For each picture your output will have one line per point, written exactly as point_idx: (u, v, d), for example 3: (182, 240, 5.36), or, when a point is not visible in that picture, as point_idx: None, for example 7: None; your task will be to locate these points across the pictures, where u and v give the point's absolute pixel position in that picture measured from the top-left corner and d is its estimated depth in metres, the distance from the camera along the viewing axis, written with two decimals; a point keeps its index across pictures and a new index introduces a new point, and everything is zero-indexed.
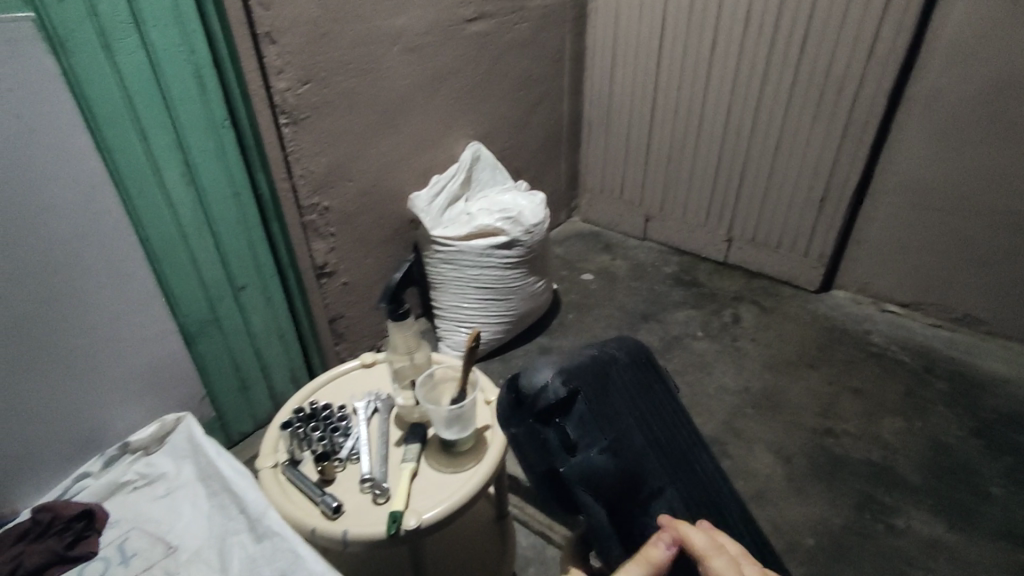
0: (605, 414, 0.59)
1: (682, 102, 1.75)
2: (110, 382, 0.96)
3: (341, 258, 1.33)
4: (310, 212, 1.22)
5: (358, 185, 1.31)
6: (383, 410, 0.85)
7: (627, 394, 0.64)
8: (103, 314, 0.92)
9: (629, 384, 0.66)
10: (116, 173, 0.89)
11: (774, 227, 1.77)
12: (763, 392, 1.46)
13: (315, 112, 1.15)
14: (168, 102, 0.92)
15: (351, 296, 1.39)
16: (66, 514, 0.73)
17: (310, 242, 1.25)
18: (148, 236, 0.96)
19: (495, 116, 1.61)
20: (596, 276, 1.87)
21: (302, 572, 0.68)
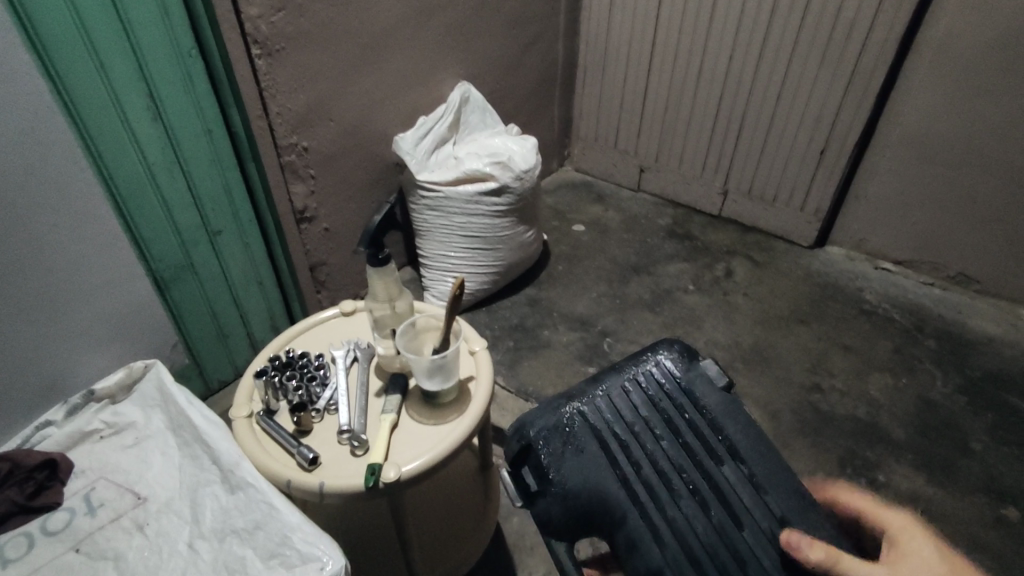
0: (568, 457, 0.66)
1: (682, 45, 1.65)
2: (75, 331, 0.88)
3: (322, 202, 1.27)
4: (287, 152, 1.16)
5: (339, 126, 1.23)
6: (363, 359, 0.82)
7: (619, 427, 0.69)
8: (63, 256, 0.84)
9: (629, 417, 0.69)
10: (72, 103, 0.82)
11: (771, 180, 1.72)
12: (752, 347, 1.44)
13: (290, 43, 1.07)
14: (126, 26, 0.84)
15: (333, 243, 1.34)
16: (28, 464, 0.70)
17: (288, 185, 1.19)
18: (111, 174, 0.90)
19: (484, 54, 1.51)
20: (587, 227, 1.82)
21: (277, 523, 0.64)
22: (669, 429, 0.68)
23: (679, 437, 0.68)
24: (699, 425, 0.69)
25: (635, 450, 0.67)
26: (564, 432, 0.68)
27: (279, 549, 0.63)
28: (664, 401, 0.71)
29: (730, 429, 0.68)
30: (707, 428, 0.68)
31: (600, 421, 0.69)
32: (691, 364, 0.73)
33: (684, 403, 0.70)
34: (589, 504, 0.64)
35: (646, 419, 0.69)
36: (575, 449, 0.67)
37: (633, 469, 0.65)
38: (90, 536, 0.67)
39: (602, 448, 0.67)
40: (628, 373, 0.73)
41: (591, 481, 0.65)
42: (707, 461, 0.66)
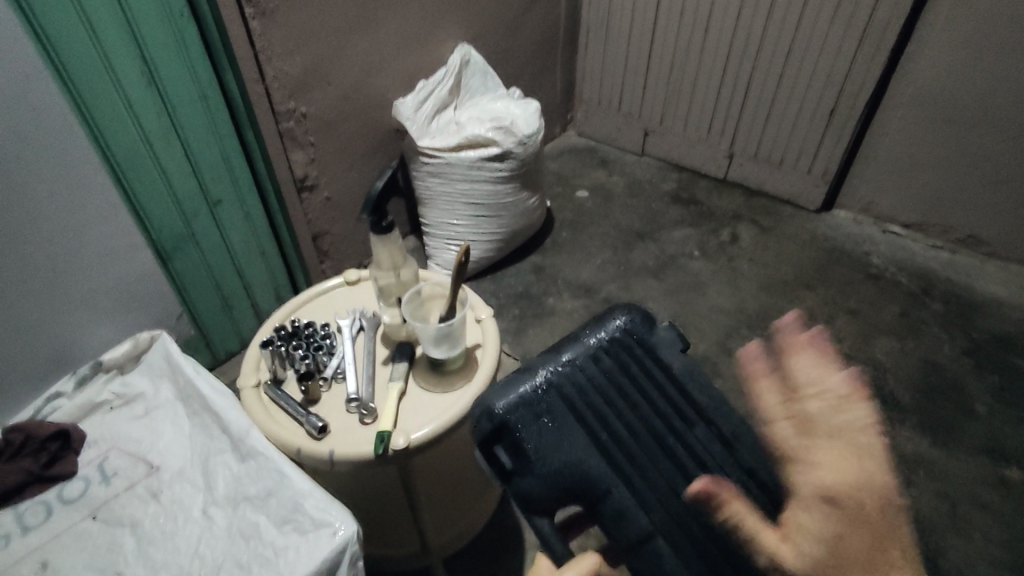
0: (547, 430, 0.54)
1: (688, 3, 1.60)
2: (82, 304, 0.88)
3: (323, 170, 1.25)
4: (286, 119, 1.13)
5: (337, 91, 1.21)
6: (368, 328, 0.82)
7: (593, 394, 0.58)
8: (65, 229, 0.83)
9: (599, 385, 0.59)
10: (64, 68, 0.80)
11: (778, 143, 1.69)
12: (757, 312, 1.44)
13: (285, 5, 1.03)
14: None
15: (334, 212, 1.32)
16: (41, 434, 0.70)
17: (288, 153, 1.17)
18: (108, 144, 0.89)
19: (485, 14, 1.47)
20: (591, 193, 1.80)
21: (288, 490, 0.65)
22: (642, 398, 0.59)
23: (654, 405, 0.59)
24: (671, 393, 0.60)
25: (612, 421, 0.57)
26: (536, 405, 0.55)
27: (291, 515, 0.63)
28: (631, 365, 0.61)
29: (697, 393, 0.60)
30: (681, 394, 0.60)
31: (573, 390, 0.58)
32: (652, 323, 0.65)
33: (651, 367, 0.61)
34: (573, 485, 0.53)
35: (617, 388, 0.59)
36: (552, 423, 0.55)
37: (616, 443, 0.55)
38: (106, 505, 0.67)
39: (580, 420, 0.56)
40: (590, 336, 0.62)
41: (577, 454, 0.54)
42: (688, 431, 0.58)
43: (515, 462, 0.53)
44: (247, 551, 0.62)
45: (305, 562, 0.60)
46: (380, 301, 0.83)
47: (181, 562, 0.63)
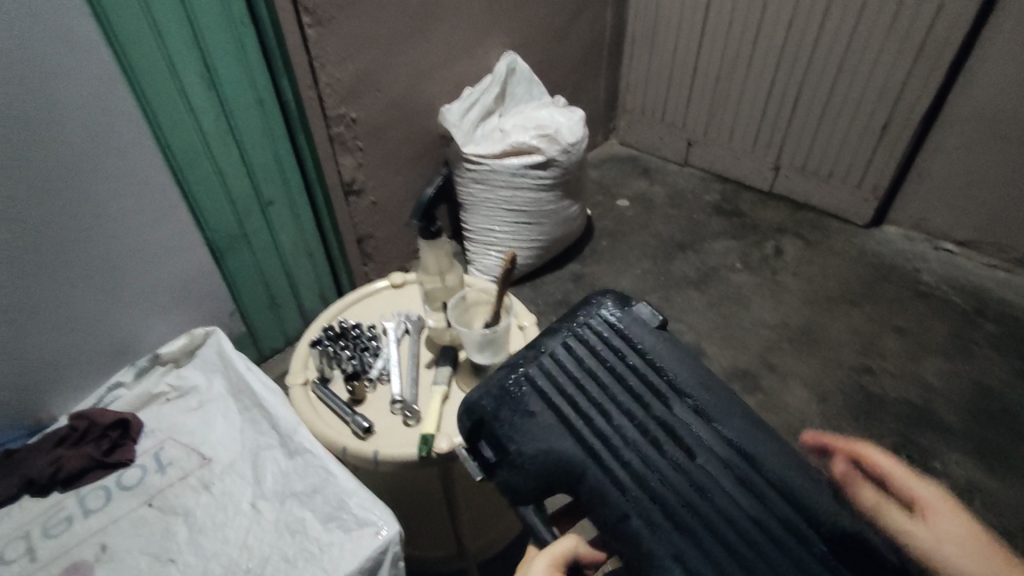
0: (518, 420, 0.57)
1: (737, 13, 1.58)
2: (141, 296, 0.92)
3: (370, 174, 1.28)
4: (336, 123, 1.16)
5: (386, 97, 1.23)
6: (413, 331, 0.83)
7: (566, 382, 0.59)
8: (128, 224, 0.87)
9: (573, 369, 0.60)
10: (133, 72, 0.83)
11: (827, 156, 1.65)
12: (801, 328, 1.40)
13: (341, 13, 1.06)
14: None
15: (379, 215, 1.35)
16: (101, 422, 0.74)
17: (337, 156, 1.20)
18: (170, 145, 0.92)
19: (532, 23, 1.48)
20: (632, 202, 1.79)
21: (334, 488, 0.66)
22: (614, 382, 0.59)
23: (626, 387, 0.58)
24: (642, 374, 0.59)
25: (585, 407, 0.57)
26: (508, 400, 0.59)
27: (337, 511, 0.64)
28: (601, 351, 0.61)
29: (671, 369, 0.58)
30: (654, 375, 0.59)
31: (545, 381, 0.60)
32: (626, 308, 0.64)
33: (624, 350, 0.61)
34: (543, 472, 0.55)
35: (590, 374, 0.60)
36: (521, 416, 0.57)
37: (586, 426, 0.56)
38: (162, 492, 0.70)
39: (550, 410, 0.57)
40: (562, 328, 0.64)
41: (548, 440, 0.55)
42: (661, 410, 0.56)
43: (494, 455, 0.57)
44: (293, 545, 0.64)
45: (349, 559, 0.61)
46: (425, 306, 0.84)
47: (231, 552, 0.64)
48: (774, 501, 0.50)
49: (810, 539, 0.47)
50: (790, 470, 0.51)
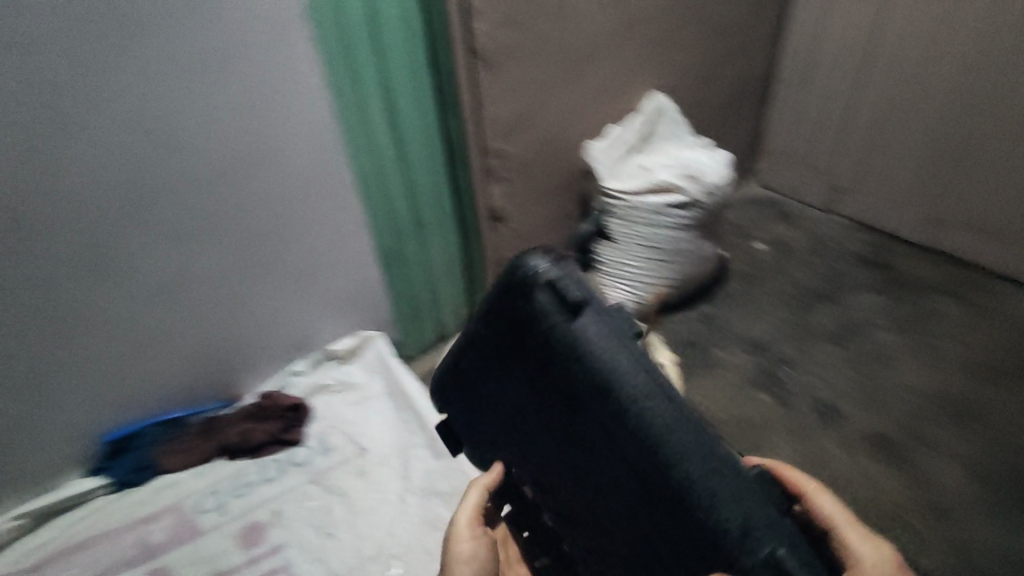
0: (468, 390, 0.72)
1: (905, 58, 1.50)
2: (321, 296, 1.09)
3: (515, 204, 1.35)
4: (492, 155, 1.25)
5: (538, 132, 1.30)
6: None
7: (491, 359, 0.67)
8: (320, 236, 1.05)
9: (494, 346, 0.66)
10: (335, 105, 0.96)
11: (1002, 212, 1.49)
12: (962, 399, 1.26)
13: (508, 56, 1.16)
14: (379, 39, 0.96)
15: (518, 242, 1.42)
16: None
17: (488, 185, 1.29)
18: (353, 169, 1.03)
19: (681, 65, 1.50)
20: (769, 247, 1.72)
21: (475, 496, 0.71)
22: (552, 378, 0.62)
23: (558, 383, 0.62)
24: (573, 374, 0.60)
25: (524, 396, 0.66)
26: (471, 383, 0.71)
27: None
28: (539, 346, 0.62)
29: (579, 355, 0.59)
30: (584, 374, 0.59)
31: (495, 368, 0.67)
32: (545, 282, 0.60)
33: (552, 342, 0.60)
34: (495, 435, 0.72)
35: (529, 367, 0.64)
36: (481, 398, 0.70)
37: (528, 412, 0.66)
38: None
39: (499, 395, 0.68)
40: (498, 316, 0.64)
41: (497, 413, 0.70)
42: (592, 413, 0.60)
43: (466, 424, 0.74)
44: None
45: None
46: None
47: None
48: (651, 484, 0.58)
49: (677, 522, 0.57)
50: (685, 467, 0.56)
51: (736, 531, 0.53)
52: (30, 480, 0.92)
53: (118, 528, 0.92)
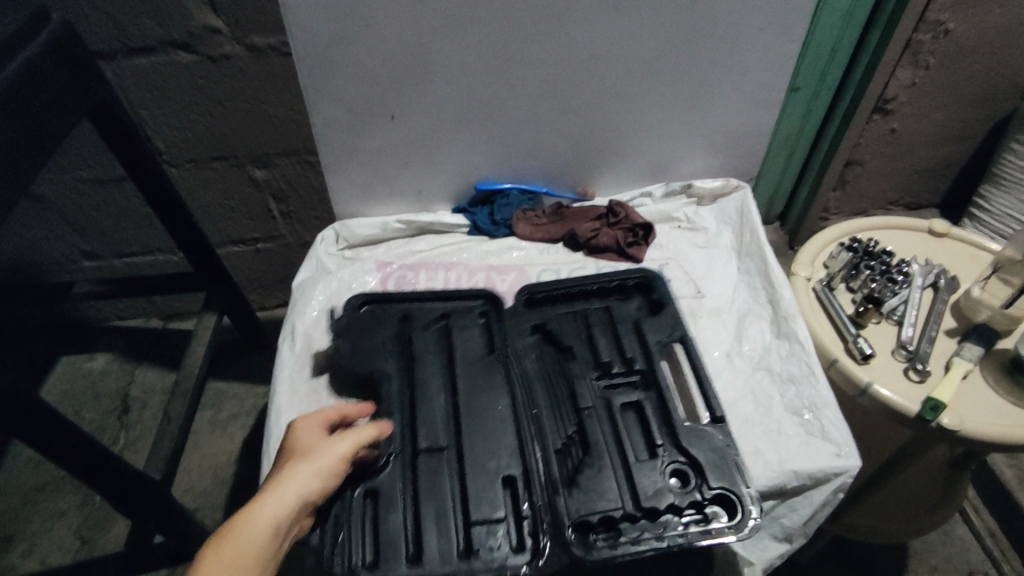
0: (558, 317, 0.69)
1: None
2: None
3: (914, 98, 1.10)
4: (926, 30, 0.99)
5: (1002, 17, 1.00)
6: (942, 289, 0.73)
7: (602, 322, 0.69)
8: None
9: (611, 321, 0.69)
10: None
11: None
12: None
13: None
14: None
15: (886, 146, 1.19)
16: (635, 220, 0.81)
17: (897, 66, 1.04)
18: None
19: None
20: None
21: (808, 390, 0.64)
22: (483, 388, 0.63)
23: (629, 369, 0.65)
24: (635, 350, 0.66)
25: (434, 367, 0.65)
26: (568, 319, 0.69)
27: (805, 411, 0.62)
28: (630, 330, 0.68)
29: (659, 367, 0.64)
30: (543, 392, 0.63)
31: (659, 312, 0.69)
32: (651, 339, 0.66)
33: (568, 357, 0.66)
34: (549, 364, 0.66)
35: (468, 361, 0.65)
36: (568, 323, 0.69)
37: (592, 362, 0.65)
38: None
39: (574, 326, 0.69)
40: (616, 275, 0.73)
41: (575, 352, 0.66)
42: (628, 394, 0.63)
43: (528, 322, 0.68)
44: (756, 414, 0.63)
45: (805, 463, 0.58)
46: (987, 276, 0.71)
47: None
48: (588, 478, 0.57)
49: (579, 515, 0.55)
50: (608, 488, 0.56)
51: (613, 508, 0.55)
52: (402, 192, 0.82)
53: (468, 267, 0.79)
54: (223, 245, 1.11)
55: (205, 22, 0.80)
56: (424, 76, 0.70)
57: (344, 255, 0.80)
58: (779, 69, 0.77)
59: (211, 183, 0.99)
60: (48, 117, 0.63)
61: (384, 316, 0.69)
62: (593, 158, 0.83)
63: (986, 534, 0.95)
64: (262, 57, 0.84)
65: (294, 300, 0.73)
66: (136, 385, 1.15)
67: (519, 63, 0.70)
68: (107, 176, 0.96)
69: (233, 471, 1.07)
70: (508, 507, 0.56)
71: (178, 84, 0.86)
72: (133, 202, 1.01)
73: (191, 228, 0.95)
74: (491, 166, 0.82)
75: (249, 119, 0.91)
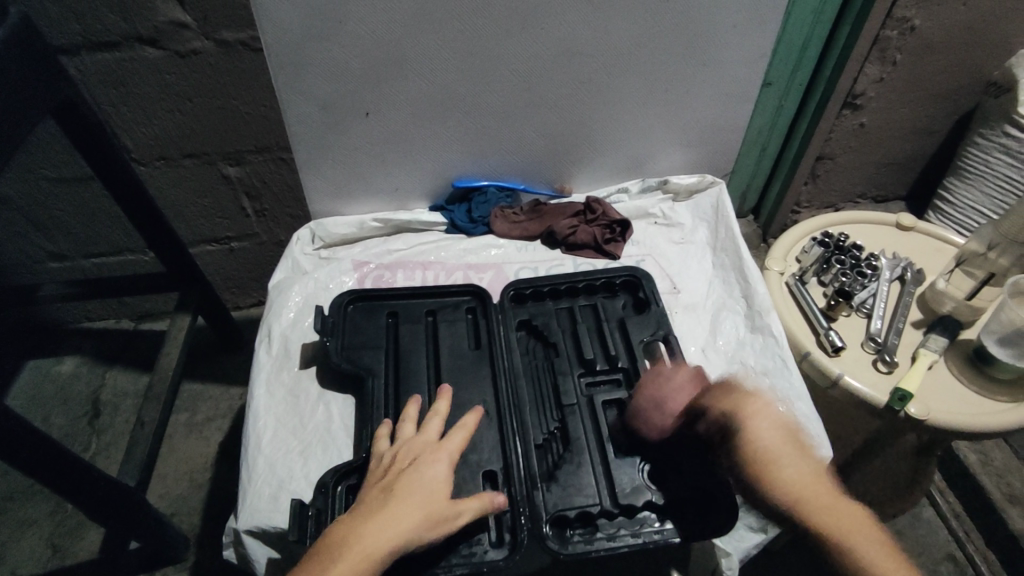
0: (545, 314, 0.70)
1: None
2: None
3: (882, 92, 1.12)
4: (892, 25, 1.01)
5: (965, 14, 1.02)
6: (909, 283, 0.75)
7: (588, 321, 0.70)
8: None
9: (597, 320, 0.70)
10: None
11: None
12: None
13: None
14: None
15: (854, 141, 1.21)
16: (612, 217, 0.81)
17: (865, 63, 1.06)
18: None
19: None
20: None
21: (781, 383, 0.65)
22: (463, 388, 0.63)
23: (613, 368, 0.65)
24: (620, 348, 0.67)
25: (420, 365, 0.65)
26: (554, 316, 0.70)
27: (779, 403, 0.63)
28: (615, 329, 0.69)
29: (643, 366, 0.65)
30: (527, 387, 0.63)
31: (645, 313, 0.70)
32: (636, 338, 0.67)
33: (554, 354, 0.67)
34: (535, 360, 0.66)
35: (455, 358, 0.65)
36: (555, 321, 0.69)
37: (578, 360, 0.66)
38: None
39: (560, 324, 0.69)
40: (605, 274, 0.73)
41: (561, 350, 0.67)
42: (611, 393, 0.64)
43: (515, 318, 0.69)
44: None
45: None
46: (952, 269, 0.74)
47: None
48: (568, 475, 0.58)
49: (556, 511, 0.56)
50: (586, 486, 0.57)
51: (590, 504, 0.56)
52: (378, 190, 0.82)
53: (445, 265, 0.79)
54: (195, 244, 1.09)
55: (171, 16, 0.78)
56: (398, 73, 0.69)
57: (320, 254, 0.79)
58: (751, 65, 0.78)
59: (181, 181, 0.97)
60: (6, 116, 0.61)
61: (373, 310, 0.69)
62: (570, 155, 0.83)
63: (951, 517, 0.99)
64: (231, 52, 0.82)
65: (270, 302, 0.72)
66: (107, 389, 1.13)
67: (494, 59, 0.70)
68: (71, 175, 0.93)
69: (210, 474, 1.05)
70: None
71: (145, 80, 0.83)
72: (100, 201, 0.98)
73: (161, 228, 0.93)
74: (468, 163, 0.81)
75: (220, 116, 0.89)
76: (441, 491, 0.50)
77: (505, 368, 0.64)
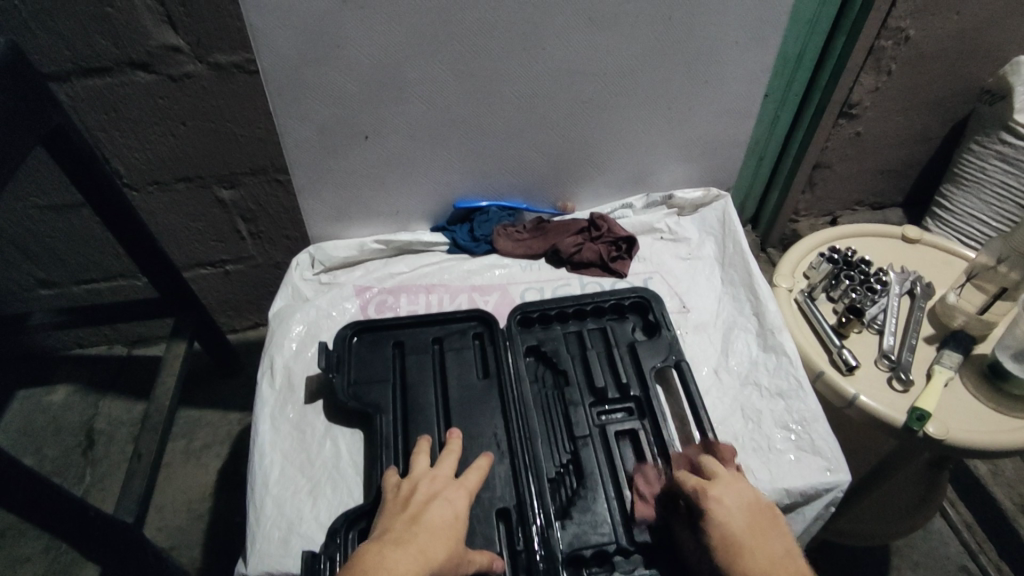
0: (553, 340, 0.68)
1: None
2: None
3: (879, 102, 1.12)
4: (887, 36, 1.01)
5: (959, 24, 1.03)
6: (919, 297, 0.74)
7: (598, 346, 0.68)
8: None
9: (606, 345, 0.68)
10: None
11: None
12: None
13: None
14: None
15: (852, 150, 1.21)
16: (617, 234, 0.80)
17: (860, 73, 1.06)
18: None
19: None
20: None
21: (796, 403, 0.64)
22: (472, 418, 0.61)
23: (625, 395, 0.64)
24: (631, 375, 0.65)
25: (427, 397, 0.63)
26: (562, 342, 0.68)
27: (794, 425, 0.62)
28: (624, 354, 0.67)
29: (655, 392, 0.63)
30: (537, 418, 0.62)
31: (653, 337, 0.69)
32: (647, 363, 0.66)
33: (564, 381, 0.65)
34: (545, 389, 0.65)
35: (463, 388, 0.64)
36: (563, 346, 0.68)
37: (588, 388, 0.64)
38: None
39: (569, 350, 0.68)
40: (613, 296, 0.71)
41: (571, 377, 0.65)
42: (624, 422, 0.62)
43: (524, 345, 0.68)
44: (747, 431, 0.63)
45: (796, 480, 0.58)
46: (962, 282, 0.73)
47: None
48: (584, 510, 0.56)
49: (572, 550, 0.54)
50: (602, 522, 0.56)
51: (606, 542, 0.54)
52: (379, 212, 0.80)
53: (450, 288, 0.77)
54: (189, 268, 1.07)
55: (163, 41, 0.76)
56: (397, 96, 0.68)
57: (321, 280, 0.78)
58: (754, 80, 0.77)
59: (175, 205, 0.95)
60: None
61: (378, 340, 0.68)
62: (573, 173, 0.82)
63: (962, 529, 0.98)
64: (226, 75, 0.81)
65: (271, 331, 0.70)
66: (100, 417, 1.10)
67: (495, 79, 0.69)
68: (62, 202, 0.91)
69: (209, 504, 1.03)
70: (503, 543, 0.54)
71: (136, 105, 0.81)
72: (91, 227, 0.96)
73: (156, 254, 0.91)
74: (469, 183, 0.80)
75: (215, 140, 0.87)
76: (457, 527, 0.49)
77: (514, 399, 0.62)
